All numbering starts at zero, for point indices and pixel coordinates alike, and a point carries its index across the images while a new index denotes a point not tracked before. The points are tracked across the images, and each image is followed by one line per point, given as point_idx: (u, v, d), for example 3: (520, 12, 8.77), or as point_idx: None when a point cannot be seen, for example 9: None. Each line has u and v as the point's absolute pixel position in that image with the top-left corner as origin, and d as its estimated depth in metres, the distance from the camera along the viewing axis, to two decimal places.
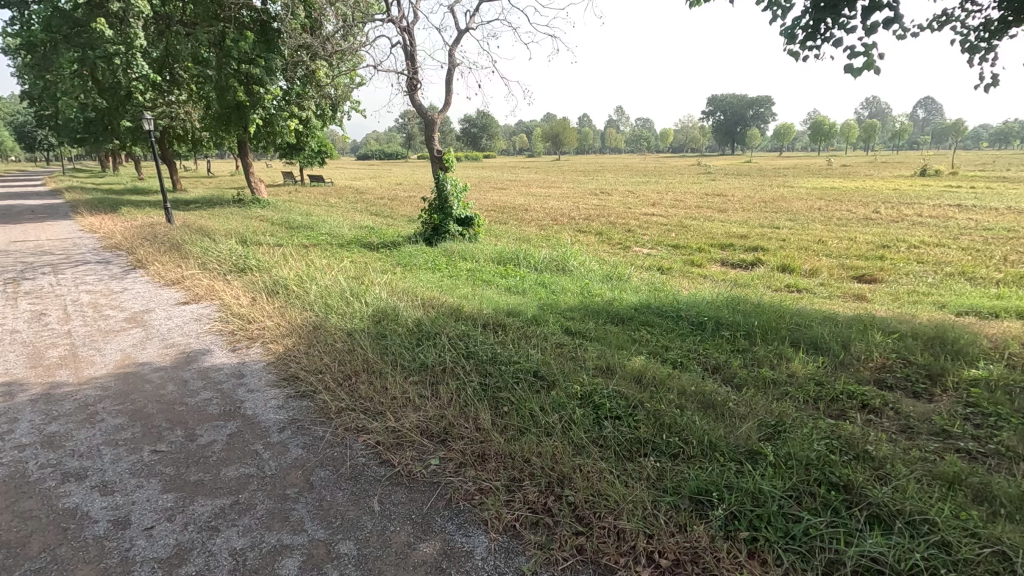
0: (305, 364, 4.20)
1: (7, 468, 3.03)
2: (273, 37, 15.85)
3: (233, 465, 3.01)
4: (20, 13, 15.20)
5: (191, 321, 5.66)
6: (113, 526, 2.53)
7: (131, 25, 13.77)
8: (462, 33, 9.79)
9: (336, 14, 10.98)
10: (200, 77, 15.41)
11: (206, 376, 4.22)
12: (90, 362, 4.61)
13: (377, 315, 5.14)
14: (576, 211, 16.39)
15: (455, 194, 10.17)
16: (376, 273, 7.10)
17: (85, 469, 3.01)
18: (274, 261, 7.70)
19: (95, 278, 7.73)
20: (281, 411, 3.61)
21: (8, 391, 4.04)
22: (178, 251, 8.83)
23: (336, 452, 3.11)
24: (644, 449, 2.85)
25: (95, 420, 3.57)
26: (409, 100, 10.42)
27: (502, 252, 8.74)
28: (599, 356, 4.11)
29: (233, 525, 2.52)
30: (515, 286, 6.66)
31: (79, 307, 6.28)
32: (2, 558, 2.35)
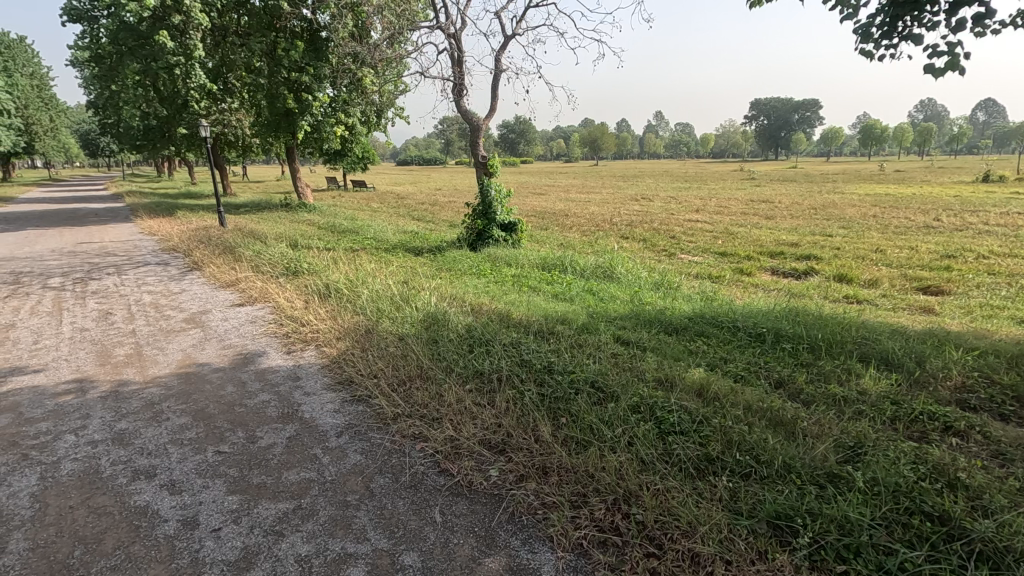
0: (360, 368, 4.22)
1: (82, 463, 3.14)
2: (321, 45, 16.17)
3: (294, 469, 3.03)
4: (90, 28, 16.15)
5: (247, 322, 5.80)
6: (182, 526, 2.57)
7: (191, 37, 14.43)
8: (509, 38, 9.84)
9: (383, 22, 11.16)
10: (253, 86, 15.98)
11: (263, 378, 4.29)
12: (153, 361, 4.75)
13: (428, 319, 5.14)
14: (618, 217, 16.22)
15: (499, 199, 10.17)
16: (424, 278, 7.14)
17: (154, 467, 3.08)
18: (325, 265, 7.85)
19: (156, 279, 8.05)
20: (337, 415, 3.63)
21: (79, 388, 4.22)
22: (233, 254, 9.12)
23: (395, 459, 3.09)
24: (714, 467, 2.73)
25: (161, 419, 3.66)
26: (455, 105, 10.49)
27: (547, 258, 8.68)
28: (657, 367, 3.97)
29: (297, 530, 2.52)
30: (562, 293, 6.58)
31: (142, 306, 6.54)
32: (80, 554, 2.41)
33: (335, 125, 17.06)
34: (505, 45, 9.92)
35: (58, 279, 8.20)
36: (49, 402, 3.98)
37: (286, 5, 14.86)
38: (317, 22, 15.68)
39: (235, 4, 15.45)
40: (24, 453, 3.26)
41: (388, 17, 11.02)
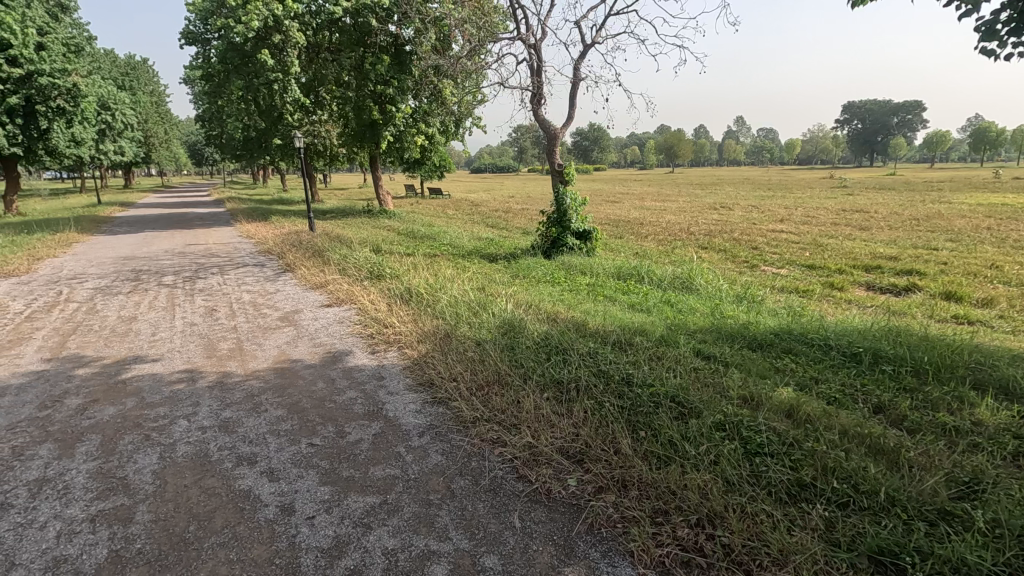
0: (440, 371, 4.36)
1: (194, 446, 3.45)
2: (405, 58, 16.82)
3: (379, 465, 3.17)
4: (203, 49, 17.76)
5: (335, 322, 6.14)
6: (280, 512, 2.76)
7: (288, 55, 15.53)
8: (588, 47, 9.84)
9: (464, 34, 11.51)
10: (342, 99, 16.96)
11: (350, 376, 4.53)
12: (253, 356, 5.13)
13: (504, 326, 5.21)
14: (697, 226, 15.72)
15: (574, 207, 10.15)
16: (500, 284, 7.25)
17: (255, 455, 3.33)
18: (405, 269, 8.16)
19: (254, 279, 8.69)
20: (419, 415, 3.76)
21: (190, 377, 4.64)
22: (321, 257, 9.68)
23: (474, 462, 3.16)
24: (807, 494, 2.58)
25: (260, 410, 3.95)
26: (533, 114, 10.61)
27: (623, 267, 8.56)
28: (741, 385, 3.81)
29: (383, 524, 2.64)
30: (639, 303, 6.46)
31: (242, 305, 7.08)
32: (193, 529, 2.65)
33: (415, 135, 17.70)
34: (584, 53, 9.92)
35: (171, 278, 9.05)
36: (165, 388, 4.41)
37: (375, 21, 15.66)
38: (402, 36, 16.35)
39: (328, 23, 16.49)
40: (147, 434, 3.63)
41: (469, 30, 11.35)
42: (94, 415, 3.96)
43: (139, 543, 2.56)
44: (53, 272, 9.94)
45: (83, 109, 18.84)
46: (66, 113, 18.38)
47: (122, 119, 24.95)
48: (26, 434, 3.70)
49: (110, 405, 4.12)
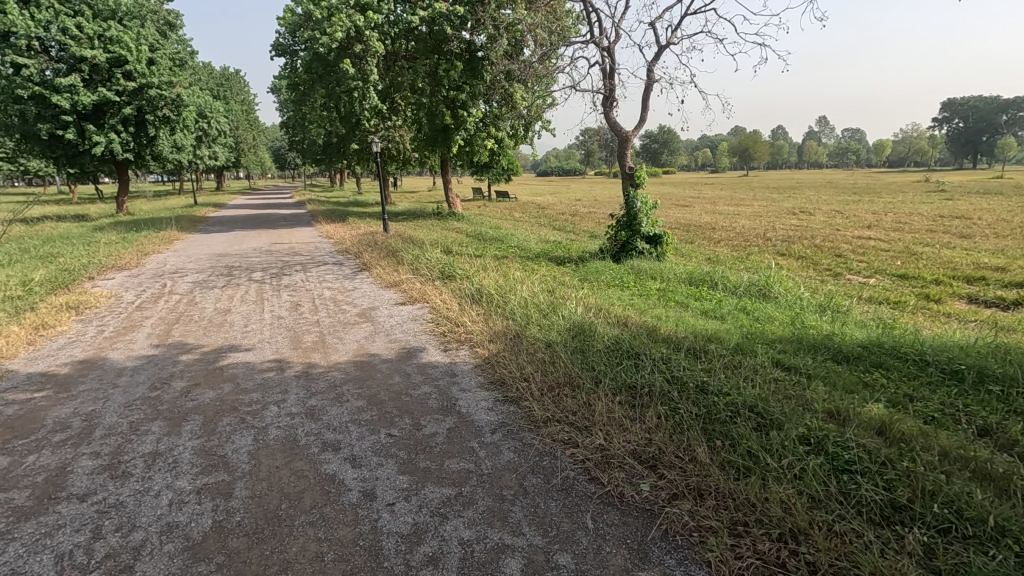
0: (511, 370, 4.43)
1: (284, 431, 3.70)
2: (478, 64, 17.11)
3: (454, 459, 3.27)
4: (290, 61, 18.94)
5: (409, 320, 6.37)
6: (363, 497, 2.91)
7: (368, 64, 16.28)
8: (664, 47, 9.65)
9: (536, 39, 11.62)
10: (417, 104, 17.58)
11: (425, 371, 4.69)
12: (334, 349, 5.42)
13: (574, 329, 5.22)
14: (774, 232, 15.02)
15: (645, 211, 9.97)
16: (569, 287, 7.26)
17: (339, 442, 3.53)
18: (475, 271, 8.33)
19: (333, 277, 9.18)
20: (492, 413, 3.84)
21: (279, 366, 4.98)
22: (395, 257, 10.06)
23: (545, 461, 3.20)
24: (901, 516, 2.43)
25: (342, 400, 4.17)
26: (604, 117, 10.55)
27: (695, 273, 8.33)
28: (826, 398, 3.62)
29: (460, 515, 2.73)
30: (713, 310, 6.27)
31: (323, 301, 7.50)
32: (285, 507, 2.85)
33: (485, 138, 18.00)
34: (658, 55, 9.72)
35: (259, 274, 9.69)
36: (258, 376, 4.75)
37: (450, 29, 16.07)
38: (475, 43, 16.72)
39: (405, 32, 17.13)
40: (242, 417, 3.93)
41: (541, 35, 11.44)
42: (196, 398, 4.32)
43: (239, 516, 2.78)
44: (158, 266, 10.91)
45: (185, 117, 20.52)
46: (170, 122, 20.08)
47: (217, 126, 26.92)
48: (139, 411, 4.10)
49: (210, 389, 4.49)
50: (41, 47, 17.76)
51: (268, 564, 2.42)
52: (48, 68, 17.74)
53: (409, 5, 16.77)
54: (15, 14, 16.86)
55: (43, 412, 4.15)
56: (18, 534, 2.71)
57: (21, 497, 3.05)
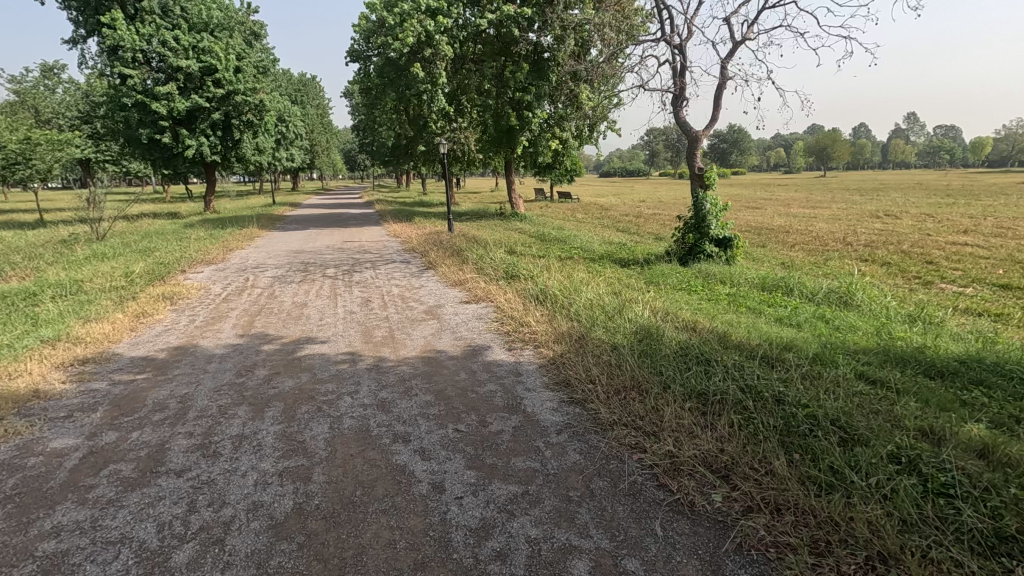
0: (576, 372, 4.42)
1: (357, 421, 3.86)
2: (544, 65, 17.17)
3: (520, 457, 3.29)
4: (364, 66, 19.71)
5: (474, 318, 6.49)
6: (432, 489, 2.99)
7: (436, 67, 16.68)
8: (739, 43, 9.30)
9: (602, 39, 11.51)
10: (483, 106, 17.85)
11: (490, 370, 4.76)
12: (402, 345, 5.60)
13: (640, 332, 5.13)
14: (856, 236, 14.10)
15: (715, 213, 9.64)
16: (634, 290, 7.14)
17: (409, 434, 3.64)
18: (538, 271, 8.36)
19: (401, 275, 9.47)
20: (557, 413, 3.85)
21: (352, 358, 5.20)
22: (460, 257, 10.25)
23: (612, 464, 3.17)
24: (1009, 548, 2.22)
25: (411, 394, 4.31)
26: (673, 117, 10.29)
27: (768, 278, 7.97)
28: (917, 415, 3.37)
29: (526, 513, 2.75)
30: (788, 317, 5.98)
31: (392, 297, 7.76)
32: (360, 494, 2.97)
33: (549, 139, 17.99)
34: (733, 52, 9.38)
35: (332, 271, 10.15)
36: (333, 367, 4.99)
37: (517, 31, 16.20)
38: (542, 44, 16.77)
39: (473, 35, 17.41)
40: (318, 406, 4.14)
41: (608, 34, 11.32)
42: (277, 385, 4.59)
43: (317, 499, 2.93)
44: (241, 261, 11.65)
45: (266, 122, 21.76)
46: (254, 126, 21.38)
47: (295, 130, 28.39)
48: (227, 395, 4.41)
49: (289, 378, 4.76)
50: (144, 59, 19.39)
51: (344, 548, 2.53)
52: (149, 78, 19.28)
53: (477, 8, 17.06)
54: (123, 29, 18.49)
55: (144, 393, 4.55)
56: (125, 502, 2.98)
57: (127, 468, 3.35)
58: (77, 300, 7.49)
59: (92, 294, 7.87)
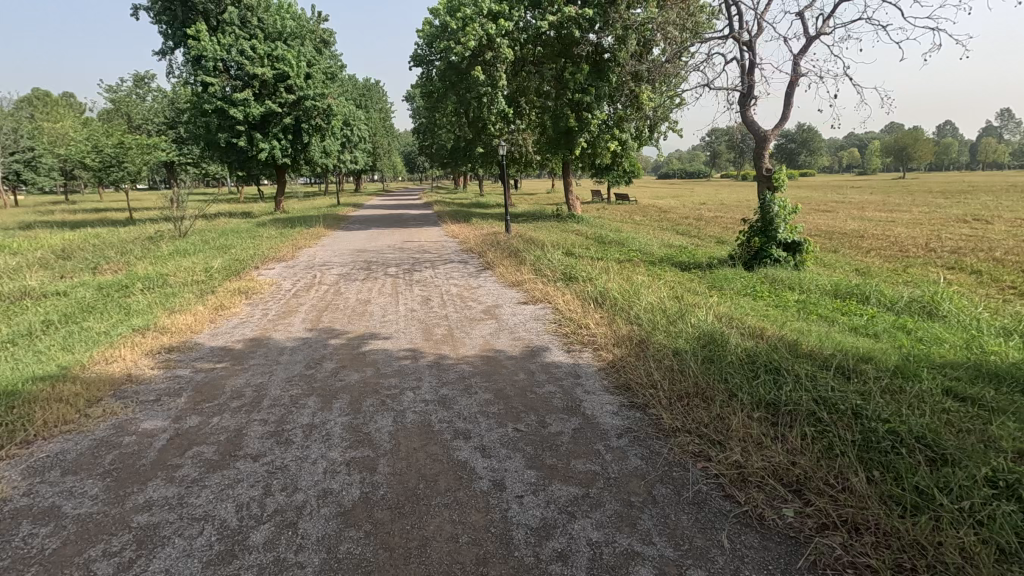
0: (637, 376, 4.35)
1: (420, 416, 3.95)
2: (605, 66, 17.02)
3: (580, 459, 3.28)
4: (426, 70, 20.16)
5: (531, 319, 6.51)
6: (493, 486, 3.03)
7: (497, 70, 16.84)
8: (814, 38, 8.85)
9: (665, 38, 11.25)
10: (542, 108, 17.88)
11: (549, 371, 4.76)
12: (462, 343, 5.70)
13: (703, 337, 4.98)
14: (940, 242, 13.12)
15: (783, 216, 9.22)
16: (697, 294, 6.94)
17: (469, 431, 3.70)
18: (597, 273, 8.28)
19: (460, 275, 9.62)
20: (617, 417, 3.80)
21: (414, 355, 5.34)
22: (518, 258, 10.30)
23: (676, 472, 3.10)
24: None
25: (471, 392, 4.37)
26: (740, 116, 9.93)
27: (841, 285, 7.54)
28: (1017, 436, 3.09)
29: (587, 515, 2.73)
30: (865, 327, 5.64)
31: (450, 296, 7.90)
32: (423, 487, 3.05)
33: (609, 140, 17.75)
34: (807, 47, 8.94)
35: (393, 269, 10.45)
36: (396, 362, 5.14)
37: (578, 32, 16.11)
38: (603, 45, 16.63)
39: (534, 37, 17.45)
40: (382, 399, 4.27)
41: (672, 34, 11.06)
42: (343, 378, 4.78)
43: (383, 490, 3.02)
44: (309, 259, 12.18)
45: (333, 126, 22.60)
46: (321, 130, 22.35)
47: (359, 133, 29.41)
48: (297, 386, 4.62)
49: (354, 371, 4.95)
50: (223, 68, 20.63)
51: (409, 538, 2.60)
52: (228, 85, 20.47)
53: (538, 10, 17.07)
54: (206, 40, 19.81)
55: (224, 381, 4.85)
56: (208, 482, 3.18)
57: (208, 451, 3.57)
58: (163, 293, 8.06)
59: (177, 287, 8.44)
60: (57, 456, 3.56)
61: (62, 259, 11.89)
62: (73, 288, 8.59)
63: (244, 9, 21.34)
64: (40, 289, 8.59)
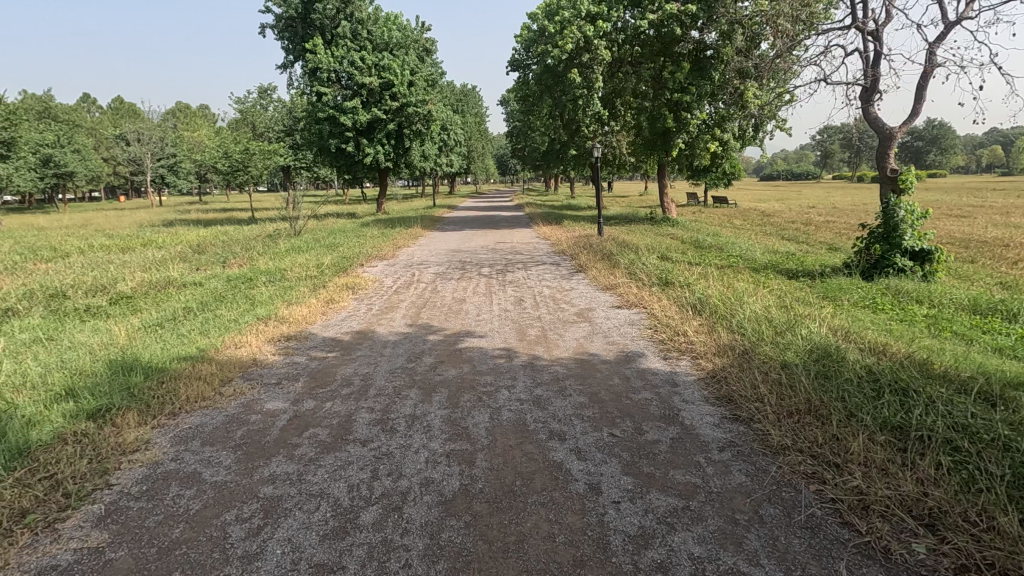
0: (741, 388, 4.14)
1: (516, 414, 4.02)
2: (707, 64, 16.38)
3: (680, 470, 3.18)
4: (523, 74, 20.43)
5: (626, 323, 6.41)
6: (589, 489, 3.02)
7: (594, 72, 16.72)
8: (955, 24, 7.94)
9: (776, 31, 10.50)
10: (639, 108, 17.51)
11: (645, 377, 4.66)
12: (556, 344, 5.73)
13: (816, 350, 4.64)
14: None
15: (911, 221, 8.36)
16: (807, 305, 6.48)
17: (564, 432, 3.71)
18: (694, 279, 7.98)
19: (552, 276, 9.67)
20: (719, 430, 3.65)
21: (509, 354, 5.44)
22: (612, 261, 10.17)
23: (785, 492, 2.91)
24: None
25: (566, 393, 4.38)
26: (861, 112, 9.13)
27: (981, 300, 6.69)
28: None
29: (688, 529, 2.64)
30: (1012, 348, 4.97)
31: (543, 298, 7.96)
32: (519, 484, 3.10)
33: (708, 140, 16.93)
34: (945, 34, 8.05)
35: (488, 269, 10.72)
36: (491, 361, 5.28)
37: (679, 29, 15.57)
38: (706, 41, 15.97)
39: (632, 36, 17.11)
40: (479, 395, 4.40)
41: (784, 26, 10.25)
42: (441, 373, 4.98)
43: (481, 483, 3.11)
44: (408, 258, 12.79)
45: (432, 130, 23.55)
46: (421, 135, 23.37)
47: (456, 137, 30.41)
48: (401, 377, 4.89)
49: (452, 367, 5.13)
50: (336, 78, 22.21)
51: (506, 532, 2.67)
52: (339, 94, 21.99)
53: (638, 9, 16.69)
54: (322, 53, 21.43)
55: (335, 369, 5.23)
56: (322, 462, 3.44)
57: (323, 433, 3.86)
58: (281, 286, 8.81)
59: (294, 281, 9.20)
60: (198, 428, 4.01)
61: (197, 253, 13.35)
62: (207, 279, 9.62)
63: (356, 23, 22.85)
64: (181, 280, 9.70)
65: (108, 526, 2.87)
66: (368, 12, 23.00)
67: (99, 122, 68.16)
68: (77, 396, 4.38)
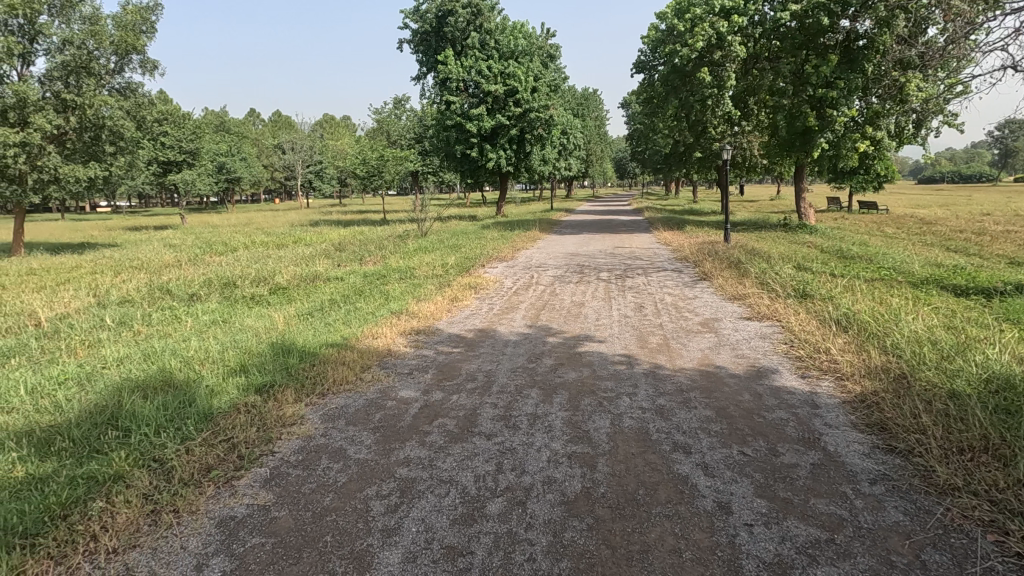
0: (897, 416, 3.70)
1: (636, 423, 3.95)
2: (859, 56, 14.89)
3: (823, 499, 2.93)
4: (648, 76, 19.97)
5: (756, 336, 6.01)
6: (718, 507, 2.88)
7: (726, 70, 15.90)
8: None
9: (948, 13, 9.22)
10: (776, 107, 16.33)
11: (780, 396, 4.33)
12: (679, 354, 5.54)
13: (995, 380, 4.01)
14: None
15: None
16: (981, 327, 5.63)
17: (689, 446, 3.57)
18: (838, 292, 7.26)
19: (674, 283, 9.35)
20: (869, 460, 3.30)
21: (629, 361, 5.35)
22: (740, 269, 9.59)
23: (955, 539, 2.56)
24: None
25: (690, 406, 4.22)
26: None
27: None
28: None
29: (832, 564, 2.43)
30: None
31: (665, 305, 7.72)
32: (642, 494, 3.04)
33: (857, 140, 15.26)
34: None
35: (606, 274, 10.61)
36: (611, 366, 5.24)
37: (827, 19, 14.30)
38: (858, 31, 14.50)
39: (771, 30, 15.99)
40: (600, 400, 4.39)
41: (959, 8, 8.96)
42: (562, 375, 5.03)
43: (603, 488, 3.11)
44: (527, 260, 13.08)
45: (553, 134, 23.84)
46: (543, 139, 23.74)
47: (575, 141, 30.47)
48: (522, 376, 5.02)
49: (572, 370, 5.17)
50: (464, 87, 23.34)
51: (630, 540, 2.64)
52: (467, 102, 23.08)
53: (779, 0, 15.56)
54: (452, 64, 22.67)
55: (461, 364, 5.50)
56: (451, 451, 3.64)
57: (450, 424, 4.08)
58: (411, 283, 9.44)
59: (422, 279, 9.80)
60: (343, 409, 4.44)
61: (339, 250, 14.77)
62: (348, 274, 10.59)
63: (484, 34, 23.84)
64: (325, 274, 10.79)
65: (272, 488, 3.28)
66: (496, 22, 23.91)
67: (263, 133, 77.86)
68: (248, 372, 5.06)
